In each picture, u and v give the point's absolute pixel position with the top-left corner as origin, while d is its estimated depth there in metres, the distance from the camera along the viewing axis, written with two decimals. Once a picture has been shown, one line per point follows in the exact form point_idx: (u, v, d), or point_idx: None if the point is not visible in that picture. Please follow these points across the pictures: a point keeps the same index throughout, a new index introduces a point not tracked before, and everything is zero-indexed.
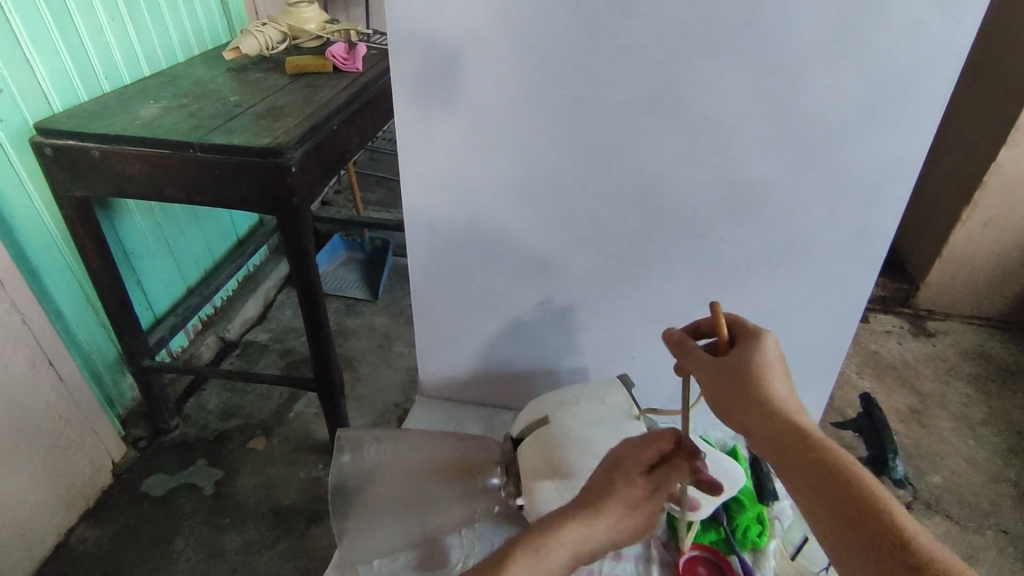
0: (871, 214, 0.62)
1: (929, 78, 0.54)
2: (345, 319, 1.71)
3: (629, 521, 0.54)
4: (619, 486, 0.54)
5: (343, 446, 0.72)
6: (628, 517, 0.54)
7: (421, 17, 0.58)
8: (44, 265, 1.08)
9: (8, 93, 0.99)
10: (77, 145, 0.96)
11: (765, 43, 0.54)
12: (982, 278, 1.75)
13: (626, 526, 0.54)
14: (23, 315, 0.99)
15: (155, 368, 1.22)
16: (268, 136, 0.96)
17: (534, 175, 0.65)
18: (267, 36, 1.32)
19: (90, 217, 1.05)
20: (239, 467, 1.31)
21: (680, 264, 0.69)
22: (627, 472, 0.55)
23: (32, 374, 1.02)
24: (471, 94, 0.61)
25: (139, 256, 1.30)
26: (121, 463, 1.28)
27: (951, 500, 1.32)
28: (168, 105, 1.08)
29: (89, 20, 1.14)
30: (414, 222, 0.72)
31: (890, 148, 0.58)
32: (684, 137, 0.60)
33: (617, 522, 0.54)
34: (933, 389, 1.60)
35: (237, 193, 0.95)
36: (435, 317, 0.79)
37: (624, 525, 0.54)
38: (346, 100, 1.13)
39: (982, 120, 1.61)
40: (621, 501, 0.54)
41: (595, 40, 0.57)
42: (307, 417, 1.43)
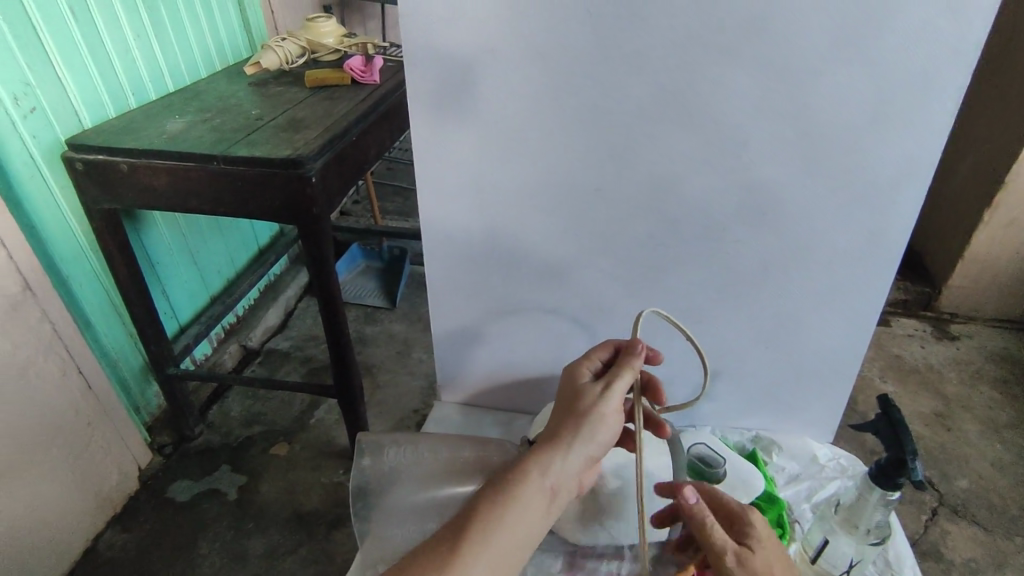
0: (887, 215, 0.62)
1: (945, 77, 0.54)
2: (364, 327, 1.73)
3: (589, 427, 0.55)
4: (566, 410, 0.57)
5: (362, 450, 0.74)
6: (583, 423, 0.55)
7: (435, 31, 0.60)
8: (74, 276, 1.12)
9: (40, 110, 1.03)
10: (106, 159, 0.99)
11: (775, 49, 0.55)
12: (1007, 279, 1.72)
13: (590, 433, 0.55)
14: (54, 324, 1.03)
15: (179, 375, 1.24)
16: (289, 147, 0.98)
17: (548, 181, 0.66)
18: (288, 50, 1.36)
19: (118, 229, 1.08)
20: (262, 472, 1.33)
21: (696, 266, 0.69)
22: (568, 400, 0.58)
23: (62, 382, 1.04)
24: (484, 102, 0.63)
25: (164, 266, 1.33)
26: (147, 469, 1.30)
27: (978, 505, 1.30)
28: (192, 120, 1.11)
29: (116, 39, 1.18)
30: (431, 230, 0.73)
31: (905, 147, 0.58)
32: (699, 140, 0.61)
33: (573, 436, 0.55)
34: (957, 393, 1.57)
35: (260, 203, 0.98)
36: (452, 323, 0.81)
37: (581, 435, 0.55)
38: (364, 111, 1.16)
39: (1002, 120, 1.60)
40: (571, 416, 0.56)
41: (607, 48, 0.58)
42: (328, 423, 1.45)
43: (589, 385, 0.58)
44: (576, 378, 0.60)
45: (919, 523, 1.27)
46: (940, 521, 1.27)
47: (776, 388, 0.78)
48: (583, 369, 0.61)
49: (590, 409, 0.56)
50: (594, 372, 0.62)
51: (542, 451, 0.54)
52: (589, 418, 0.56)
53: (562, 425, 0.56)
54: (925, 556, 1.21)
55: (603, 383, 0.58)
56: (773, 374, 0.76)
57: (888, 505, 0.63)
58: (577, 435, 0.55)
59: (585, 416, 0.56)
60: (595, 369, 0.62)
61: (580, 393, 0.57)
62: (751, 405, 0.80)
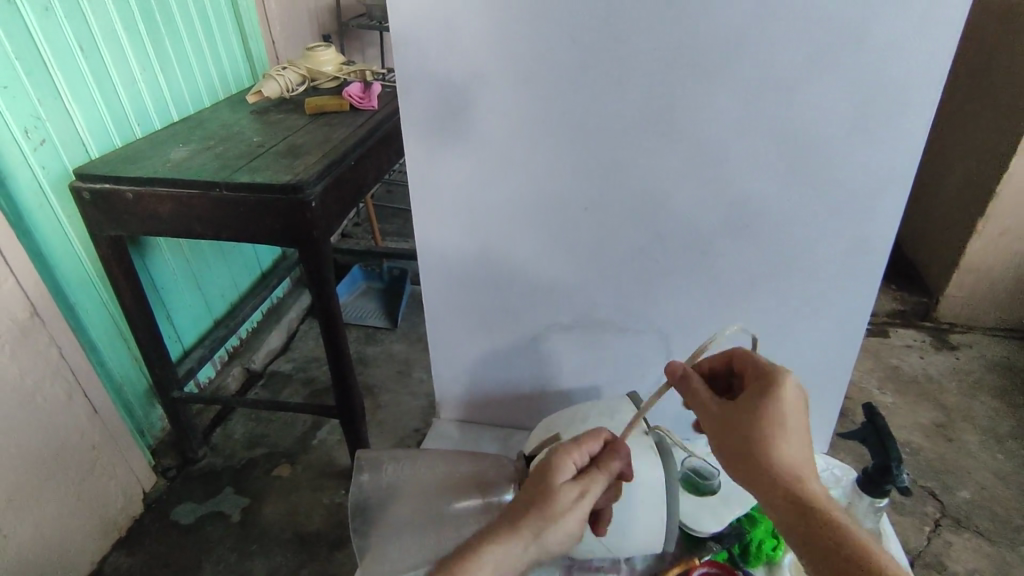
0: (868, 226, 0.64)
1: (915, 93, 0.56)
2: (365, 347, 1.75)
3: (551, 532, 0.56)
4: (538, 500, 0.56)
5: (361, 466, 0.76)
6: (552, 525, 0.55)
7: (427, 60, 0.63)
8: (81, 302, 1.14)
9: (50, 142, 1.06)
10: (112, 188, 1.02)
11: (753, 70, 0.58)
12: (1003, 287, 1.73)
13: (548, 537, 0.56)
14: (61, 348, 1.05)
15: (183, 399, 1.26)
16: (289, 173, 1.01)
17: (539, 201, 0.68)
18: (288, 79, 1.40)
19: (123, 255, 1.10)
20: (265, 493, 1.34)
21: (685, 281, 0.71)
22: (543, 486, 0.57)
23: (68, 406, 1.06)
24: (476, 126, 0.65)
25: (168, 291, 1.35)
26: (151, 493, 1.31)
27: (981, 516, 1.29)
28: (196, 148, 1.14)
29: (122, 71, 1.22)
30: (426, 250, 0.75)
31: (883, 160, 0.60)
32: (682, 158, 0.63)
33: (537, 533, 0.55)
34: (957, 403, 1.57)
35: (261, 227, 1.01)
36: (449, 340, 0.82)
37: (546, 536, 0.55)
38: (363, 136, 1.19)
39: (991, 130, 1.63)
40: (539, 513, 0.56)
41: (591, 73, 0.60)
42: (331, 444, 1.46)
43: (568, 487, 0.57)
44: (561, 464, 0.58)
45: (922, 535, 1.26)
46: (943, 532, 1.26)
47: None
48: (570, 458, 0.59)
49: (562, 515, 0.56)
50: (579, 460, 0.60)
51: (501, 542, 0.55)
52: (559, 519, 0.56)
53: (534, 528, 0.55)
54: (928, 568, 1.20)
55: (582, 489, 0.57)
56: None
57: (879, 513, 0.63)
58: (542, 534, 0.56)
59: (555, 518, 0.56)
60: (581, 459, 0.60)
61: (558, 492, 0.56)
62: None
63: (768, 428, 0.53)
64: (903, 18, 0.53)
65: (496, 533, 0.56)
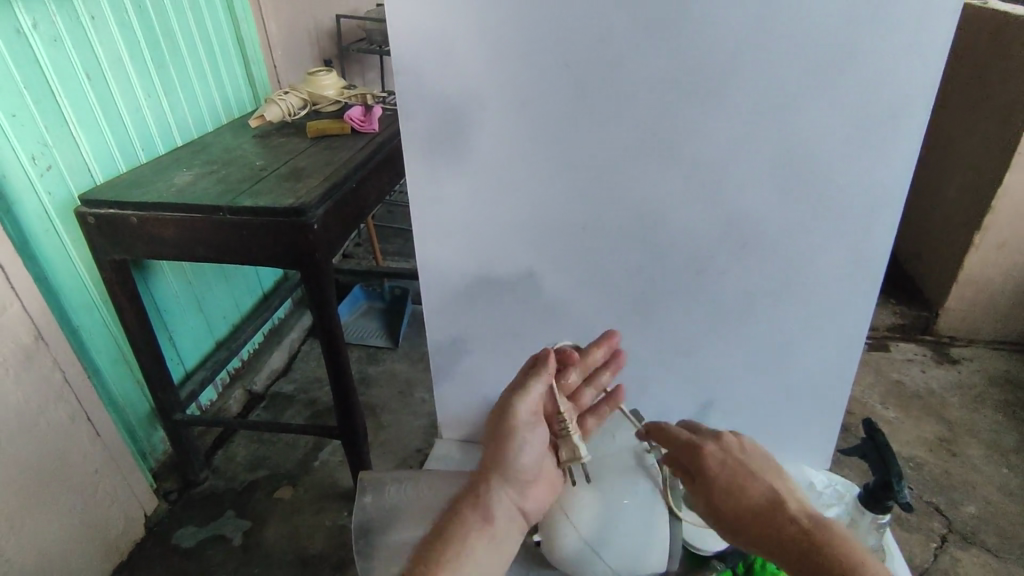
0: (863, 243, 0.64)
1: (905, 113, 0.58)
2: (367, 367, 1.75)
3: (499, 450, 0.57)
4: (488, 434, 0.59)
5: (364, 487, 0.76)
6: (502, 439, 0.57)
7: (428, 85, 0.64)
8: (85, 325, 1.15)
9: (56, 168, 1.07)
10: (116, 213, 1.03)
11: (747, 92, 0.59)
12: (1002, 301, 1.74)
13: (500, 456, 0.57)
14: (64, 372, 1.05)
15: (185, 421, 1.26)
16: (292, 196, 1.02)
17: (539, 222, 0.69)
18: (290, 103, 1.42)
19: (127, 279, 1.11)
20: (267, 516, 1.34)
21: (685, 299, 0.71)
22: (490, 420, 0.60)
23: (71, 430, 1.06)
24: (476, 149, 0.67)
25: (170, 313, 1.36)
26: (153, 517, 1.30)
27: (988, 531, 1.28)
28: (200, 172, 1.16)
29: (128, 97, 1.24)
30: (428, 270, 0.76)
31: (876, 178, 0.61)
32: (679, 179, 0.64)
33: (494, 455, 0.57)
34: (960, 417, 1.57)
35: (264, 250, 1.02)
36: (451, 360, 0.83)
37: (500, 455, 0.57)
38: (364, 159, 1.21)
39: (986, 145, 1.65)
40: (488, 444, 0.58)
41: (588, 96, 0.62)
42: (333, 465, 1.46)
43: (497, 405, 0.59)
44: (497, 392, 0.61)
45: (929, 551, 1.25)
46: (949, 548, 1.25)
47: (770, 418, 0.79)
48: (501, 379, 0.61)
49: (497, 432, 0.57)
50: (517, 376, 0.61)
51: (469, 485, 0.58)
52: (502, 433, 0.57)
53: (494, 453, 0.58)
54: None
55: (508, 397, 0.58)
56: (765, 403, 0.78)
57: (882, 529, 0.63)
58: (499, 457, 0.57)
59: (502, 433, 0.57)
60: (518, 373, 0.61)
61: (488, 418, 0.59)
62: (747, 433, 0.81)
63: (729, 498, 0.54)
64: (891, 40, 0.55)
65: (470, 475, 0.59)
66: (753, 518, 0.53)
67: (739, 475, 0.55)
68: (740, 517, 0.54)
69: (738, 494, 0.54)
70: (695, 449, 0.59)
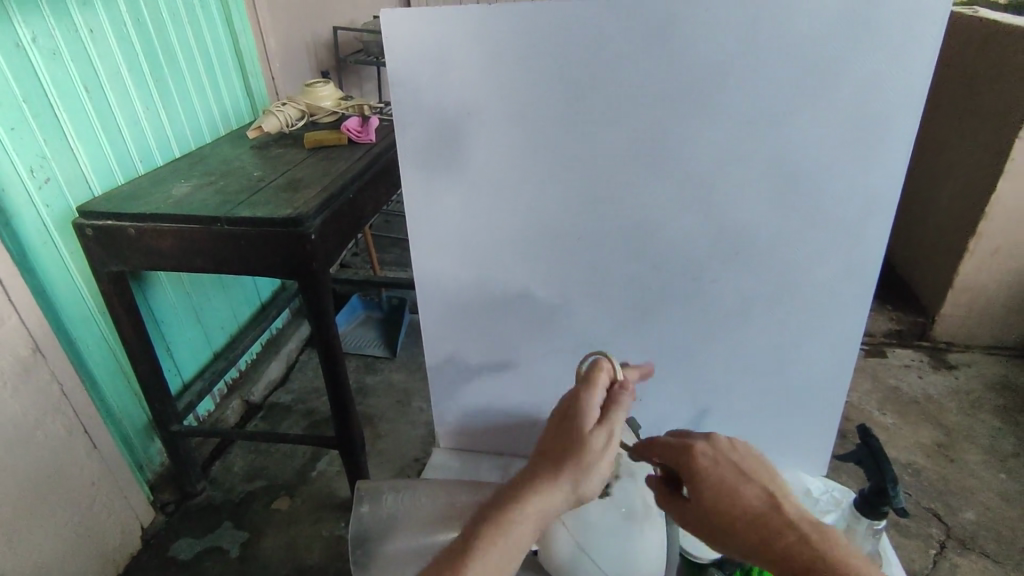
0: (855, 249, 0.65)
1: (893, 121, 0.58)
2: (365, 377, 1.75)
3: (586, 482, 0.54)
4: (568, 449, 0.54)
5: (361, 497, 0.75)
6: (590, 464, 0.54)
7: (423, 97, 0.65)
8: (82, 337, 1.15)
9: (54, 180, 1.08)
10: (114, 224, 1.03)
11: (738, 101, 0.60)
12: (998, 306, 1.75)
13: (584, 487, 0.54)
14: (62, 384, 1.05)
15: (183, 432, 1.26)
16: (289, 207, 1.03)
17: (532, 231, 0.70)
18: (287, 115, 1.43)
19: (125, 289, 1.12)
20: (264, 527, 1.33)
21: (680, 307, 0.72)
22: (569, 433, 0.55)
23: (67, 442, 1.06)
24: (471, 159, 0.67)
25: (168, 324, 1.36)
26: (150, 529, 1.30)
27: (987, 537, 1.28)
28: (197, 183, 1.16)
29: (126, 110, 1.25)
30: (424, 280, 0.76)
31: (866, 187, 0.62)
32: (672, 187, 0.65)
33: (578, 478, 0.53)
34: (958, 422, 1.57)
35: (262, 261, 1.02)
36: (448, 369, 0.83)
37: (587, 478, 0.54)
38: (361, 169, 1.21)
39: (978, 151, 1.66)
40: (572, 465, 0.54)
41: (580, 107, 0.62)
42: (330, 475, 1.46)
43: (591, 432, 0.55)
44: (580, 410, 0.57)
45: (929, 557, 1.24)
46: (949, 554, 1.25)
47: (766, 425, 0.79)
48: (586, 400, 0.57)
49: (594, 463, 0.54)
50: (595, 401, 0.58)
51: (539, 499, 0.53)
52: (593, 457, 0.54)
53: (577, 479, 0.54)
54: None
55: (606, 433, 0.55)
56: (761, 409, 0.78)
57: (878, 535, 0.63)
58: (581, 479, 0.54)
59: (592, 457, 0.54)
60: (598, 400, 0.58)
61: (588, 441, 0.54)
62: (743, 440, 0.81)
63: (725, 501, 0.54)
64: (878, 51, 0.56)
65: (535, 483, 0.53)
66: (748, 522, 0.52)
67: (732, 478, 0.55)
68: (734, 522, 0.53)
69: (732, 498, 0.54)
70: (685, 450, 0.58)
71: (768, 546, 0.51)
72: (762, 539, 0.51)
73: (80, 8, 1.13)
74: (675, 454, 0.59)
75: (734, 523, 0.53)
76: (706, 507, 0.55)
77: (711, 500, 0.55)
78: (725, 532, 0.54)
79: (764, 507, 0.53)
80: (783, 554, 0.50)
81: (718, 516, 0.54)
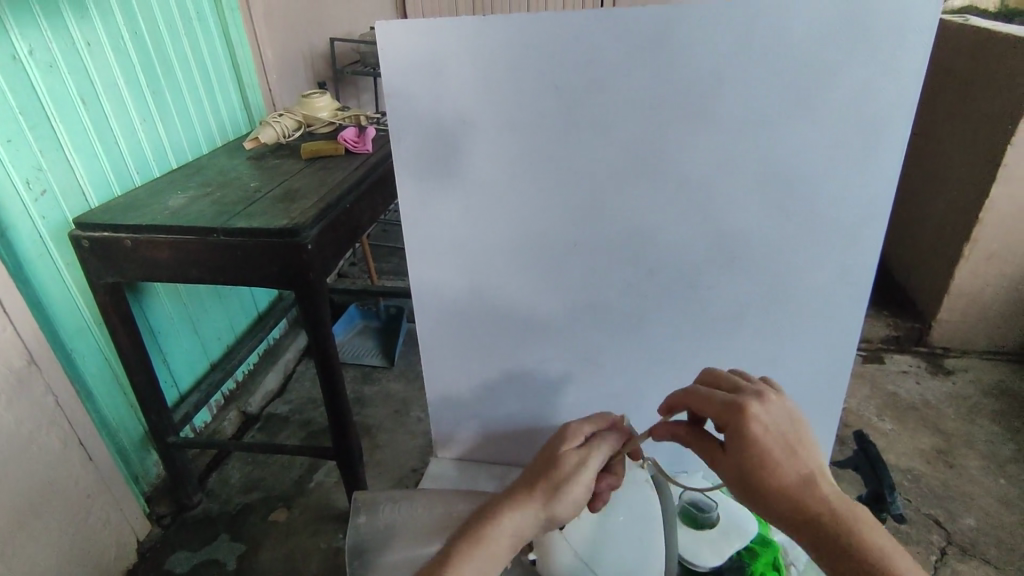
0: (850, 255, 0.65)
1: (886, 126, 0.59)
2: (363, 387, 1.74)
3: (559, 500, 0.58)
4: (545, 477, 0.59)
5: (358, 508, 0.75)
6: (563, 490, 0.58)
7: (419, 107, 0.65)
8: (78, 349, 1.15)
9: (50, 192, 1.08)
10: (110, 236, 1.03)
11: (731, 109, 0.60)
12: (994, 311, 1.75)
13: (556, 505, 0.58)
14: (57, 397, 1.05)
15: (179, 444, 1.25)
16: (286, 217, 1.03)
17: (528, 239, 0.70)
18: (284, 125, 1.44)
19: (121, 300, 1.11)
20: (261, 539, 1.32)
21: (676, 314, 0.72)
22: (548, 465, 0.60)
23: (63, 454, 1.06)
24: (467, 168, 0.67)
25: (165, 335, 1.36)
26: (146, 541, 1.29)
27: (987, 543, 1.27)
28: (194, 194, 1.16)
29: (123, 121, 1.25)
30: (421, 289, 0.76)
31: (859, 194, 0.62)
32: (667, 195, 0.65)
33: (548, 498, 0.58)
34: (957, 428, 1.57)
35: (259, 271, 1.02)
36: (445, 378, 0.83)
37: (559, 502, 0.58)
38: (358, 179, 1.22)
39: (972, 157, 1.67)
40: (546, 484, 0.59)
41: (575, 116, 0.63)
42: (328, 486, 1.45)
43: (569, 458, 0.60)
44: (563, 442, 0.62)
45: (930, 564, 1.24)
46: (950, 561, 1.24)
47: None
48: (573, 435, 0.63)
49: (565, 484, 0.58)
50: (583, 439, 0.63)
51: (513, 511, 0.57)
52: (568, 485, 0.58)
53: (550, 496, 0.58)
54: None
55: (582, 460, 0.60)
56: None
57: None
58: (554, 502, 0.58)
59: (569, 486, 0.58)
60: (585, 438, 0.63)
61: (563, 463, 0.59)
62: None
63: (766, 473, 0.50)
64: (870, 58, 0.56)
65: (512, 502, 0.58)
66: (787, 501, 0.49)
67: (780, 449, 0.50)
68: (769, 494, 0.50)
69: (775, 470, 0.50)
70: (738, 408, 0.53)
71: (797, 525, 0.49)
72: (793, 517, 0.49)
73: (77, 21, 1.14)
74: (723, 408, 0.54)
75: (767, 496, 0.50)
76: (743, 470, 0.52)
77: (750, 469, 0.51)
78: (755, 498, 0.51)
79: (805, 487, 0.49)
80: (811, 536, 0.48)
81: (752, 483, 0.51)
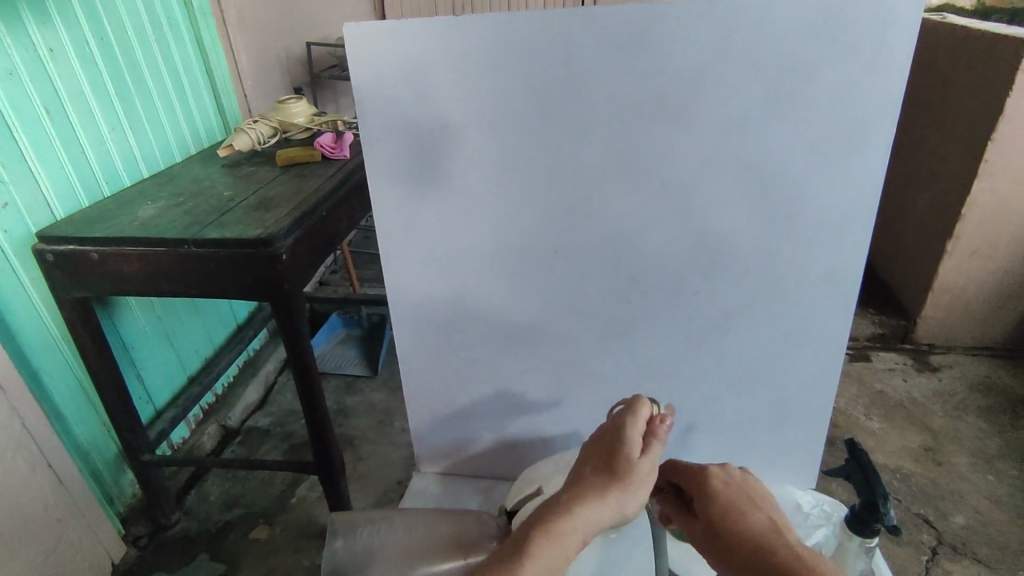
0: (837, 256, 0.64)
1: (871, 123, 0.57)
2: (346, 397, 1.71)
3: (630, 500, 0.54)
4: (615, 471, 0.55)
5: (336, 531, 0.72)
6: (634, 498, 0.54)
7: (391, 111, 0.63)
8: (44, 366, 1.10)
9: (14, 206, 1.04)
10: (76, 249, 1.00)
11: (712, 108, 0.58)
12: (978, 307, 1.76)
13: (628, 505, 0.54)
14: (24, 419, 1.01)
15: (155, 462, 1.21)
16: (259, 227, 1.00)
17: (508, 247, 0.68)
18: (259, 132, 1.40)
19: (89, 315, 1.07)
20: (242, 557, 1.28)
21: (661, 320, 0.70)
22: (615, 457, 0.56)
23: (31, 478, 1.01)
24: (443, 175, 0.65)
25: (138, 349, 1.32)
26: (122, 563, 1.24)
27: (978, 542, 1.27)
28: (165, 205, 1.13)
29: (90, 130, 1.21)
30: (398, 299, 0.74)
31: (846, 193, 0.60)
32: (648, 198, 0.63)
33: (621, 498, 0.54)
34: (944, 425, 1.57)
35: (232, 282, 0.99)
36: (424, 391, 0.80)
37: (633, 496, 0.54)
38: (334, 186, 1.19)
39: (953, 154, 1.68)
40: (616, 482, 0.54)
41: (552, 120, 0.61)
42: (311, 501, 1.42)
43: (640, 457, 0.56)
44: (627, 436, 0.57)
45: (921, 564, 1.23)
46: (941, 561, 1.24)
47: (753, 437, 0.77)
48: (633, 430, 0.58)
49: (637, 481, 0.55)
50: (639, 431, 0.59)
51: (587, 507, 0.52)
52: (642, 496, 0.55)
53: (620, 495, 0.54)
54: None
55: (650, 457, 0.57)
56: (748, 424, 0.76)
57: (870, 552, 0.61)
58: (627, 496, 0.54)
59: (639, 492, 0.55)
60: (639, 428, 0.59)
61: (636, 464, 0.55)
62: (730, 454, 0.79)
63: (729, 518, 0.56)
64: (853, 56, 0.55)
65: (585, 497, 0.53)
66: (752, 537, 0.53)
67: (739, 495, 0.57)
68: (736, 539, 0.54)
69: (738, 516, 0.55)
70: (704, 471, 0.61)
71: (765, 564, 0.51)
72: (761, 555, 0.51)
73: (39, 27, 1.10)
74: (692, 471, 0.62)
75: (735, 536, 0.54)
76: (712, 522, 0.57)
77: (717, 517, 0.56)
78: (726, 546, 0.54)
79: (766, 528, 0.54)
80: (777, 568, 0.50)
81: (722, 530, 0.55)
